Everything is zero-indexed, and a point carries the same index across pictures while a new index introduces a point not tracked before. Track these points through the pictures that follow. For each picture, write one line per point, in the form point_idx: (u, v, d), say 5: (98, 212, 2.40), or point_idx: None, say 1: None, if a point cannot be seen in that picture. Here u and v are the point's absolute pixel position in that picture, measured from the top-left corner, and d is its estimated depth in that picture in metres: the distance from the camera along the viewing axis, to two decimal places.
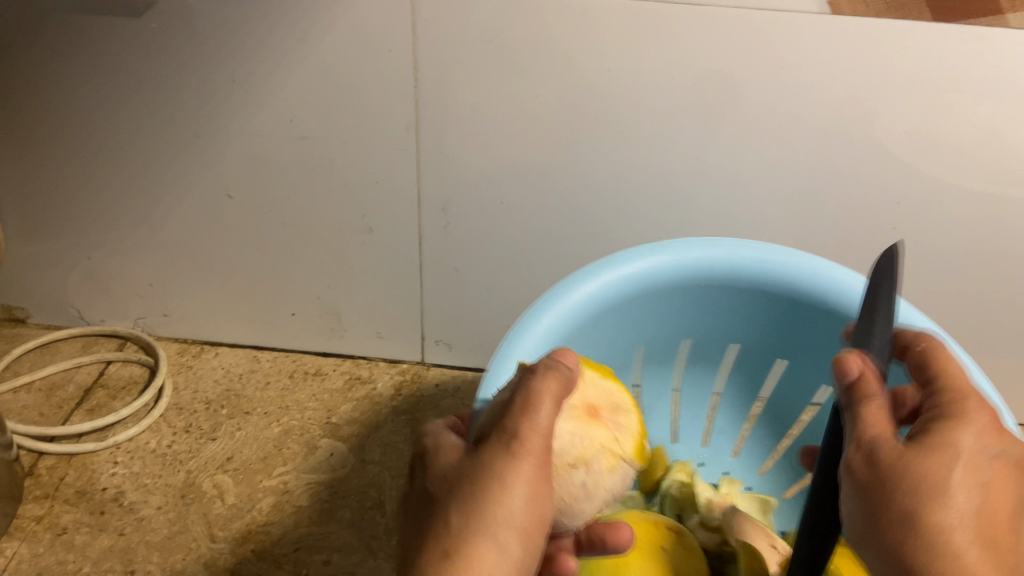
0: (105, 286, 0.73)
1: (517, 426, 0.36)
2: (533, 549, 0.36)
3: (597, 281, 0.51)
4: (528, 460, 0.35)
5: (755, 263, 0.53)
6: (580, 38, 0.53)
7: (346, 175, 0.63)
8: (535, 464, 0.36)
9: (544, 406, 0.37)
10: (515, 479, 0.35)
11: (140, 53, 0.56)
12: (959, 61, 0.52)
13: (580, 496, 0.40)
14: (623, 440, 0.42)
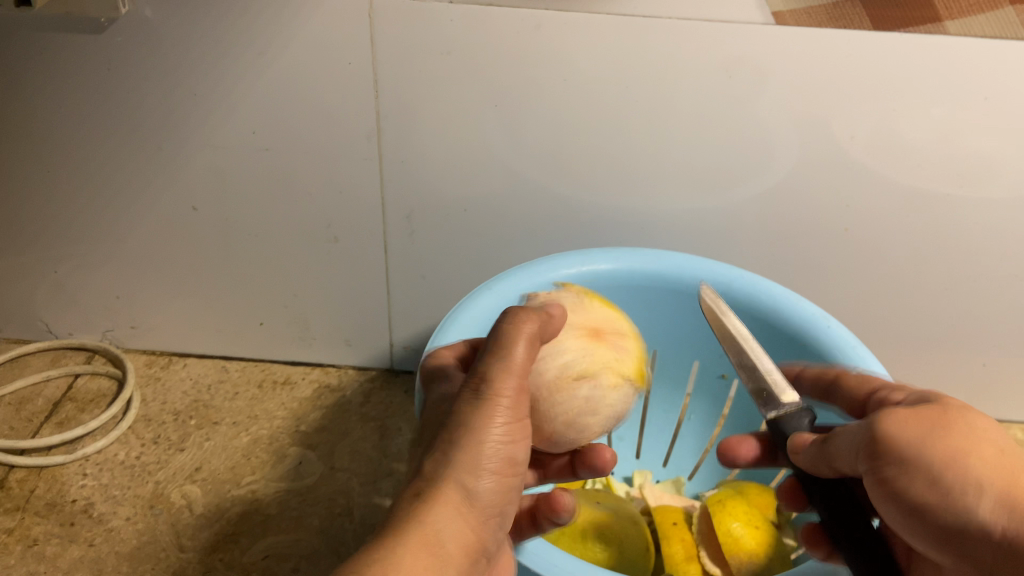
0: (73, 298, 0.73)
1: (489, 367, 0.34)
2: (510, 486, 0.35)
3: (512, 286, 0.58)
4: (499, 412, 0.34)
5: (652, 269, 0.61)
6: (533, 50, 0.54)
7: (309, 185, 0.64)
8: (505, 414, 0.34)
9: (521, 346, 0.35)
10: (485, 432, 0.33)
11: (100, 69, 0.57)
12: (903, 67, 0.53)
13: (585, 410, 0.40)
14: (626, 361, 0.42)
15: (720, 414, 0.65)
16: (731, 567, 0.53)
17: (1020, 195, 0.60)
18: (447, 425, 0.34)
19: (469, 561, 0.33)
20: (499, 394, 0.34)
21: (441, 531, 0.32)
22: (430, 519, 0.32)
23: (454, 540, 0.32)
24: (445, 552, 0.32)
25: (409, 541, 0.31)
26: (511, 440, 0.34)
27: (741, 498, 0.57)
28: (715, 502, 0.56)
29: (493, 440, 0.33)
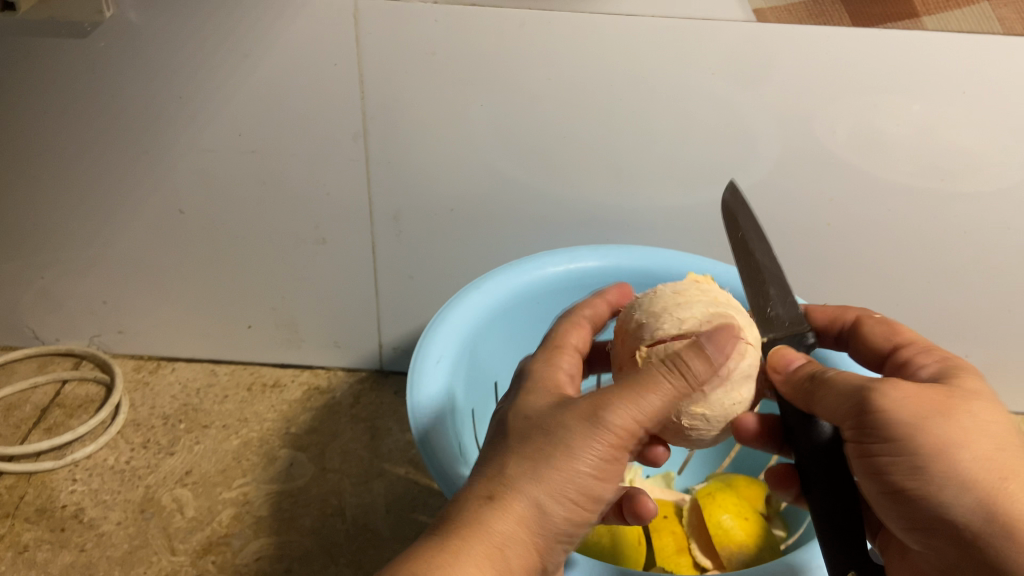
0: (59, 305, 0.73)
1: (613, 406, 0.35)
2: (585, 519, 0.36)
3: (496, 284, 0.58)
4: (597, 446, 0.35)
5: (639, 263, 0.61)
6: (518, 50, 0.55)
7: (296, 188, 0.64)
8: (610, 449, 0.35)
9: (652, 397, 0.36)
10: (577, 463, 0.35)
11: (84, 74, 0.57)
12: (881, 62, 0.54)
13: (724, 406, 0.40)
14: (770, 371, 0.42)
15: None
16: (722, 559, 0.53)
17: (999, 187, 0.61)
18: (545, 448, 0.35)
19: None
20: (606, 433, 0.35)
21: (507, 544, 0.34)
22: (496, 528, 0.34)
23: (518, 556, 0.34)
24: (506, 566, 0.33)
25: (475, 548, 0.33)
26: (604, 475, 0.35)
27: (730, 490, 0.58)
28: (705, 495, 0.57)
29: (584, 473, 0.35)
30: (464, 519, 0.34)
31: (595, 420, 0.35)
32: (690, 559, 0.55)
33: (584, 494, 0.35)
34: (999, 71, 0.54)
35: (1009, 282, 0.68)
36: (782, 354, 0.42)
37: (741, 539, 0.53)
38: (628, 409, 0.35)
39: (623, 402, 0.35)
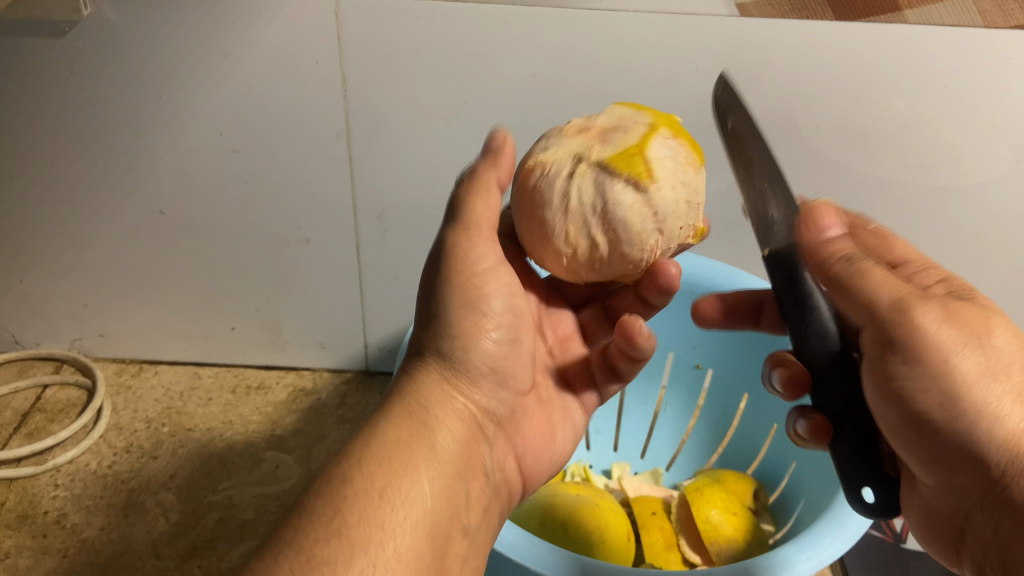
0: (39, 308, 0.72)
1: (450, 259, 0.41)
2: (495, 368, 0.42)
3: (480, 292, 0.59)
4: (468, 290, 0.40)
5: None
6: (502, 45, 0.54)
7: (279, 187, 0.63)
8: (475, 284, 0.41)
9: (476, 201, 0.41)
10: (456, 313, 0.40)
11: (63, 73, 0.56)
12: (864, 56, 0.54)
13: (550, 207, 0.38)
14: (609, 145, 0.38)
15: (697, 403, 0.66)
16: (711, 554, 0.53)
17: (984, 180, 0.61)
18: (426, 317, 0.42)
19: (464, 426, 0.40)
20: (462, 269, 0.40)
21: (429, 405, 0.39)
22: (418, 390, 0.40)
23: (442, 409, 0.39)
24: (431, 419, 0.38)
25: (396, 415, 0.38)
26: (482, 312, 0.41)
27: (717, 485, 0.57)
28: (693, 490, 0.57)
29: (463, 318, 0.41)
30: (390, 396, 0.40)
31: (453, 261, 0.41)
32: (679, 555, 0.55)
33: (472, 338, 0.41)
34: (982, 65, 0.54)
35: (994, 276, 0.68)
36: (820, 214, 0.39)
37: (729, 535, 0.53)
38: (478, 206, 0.41)
39: (456, 230, 0.41)
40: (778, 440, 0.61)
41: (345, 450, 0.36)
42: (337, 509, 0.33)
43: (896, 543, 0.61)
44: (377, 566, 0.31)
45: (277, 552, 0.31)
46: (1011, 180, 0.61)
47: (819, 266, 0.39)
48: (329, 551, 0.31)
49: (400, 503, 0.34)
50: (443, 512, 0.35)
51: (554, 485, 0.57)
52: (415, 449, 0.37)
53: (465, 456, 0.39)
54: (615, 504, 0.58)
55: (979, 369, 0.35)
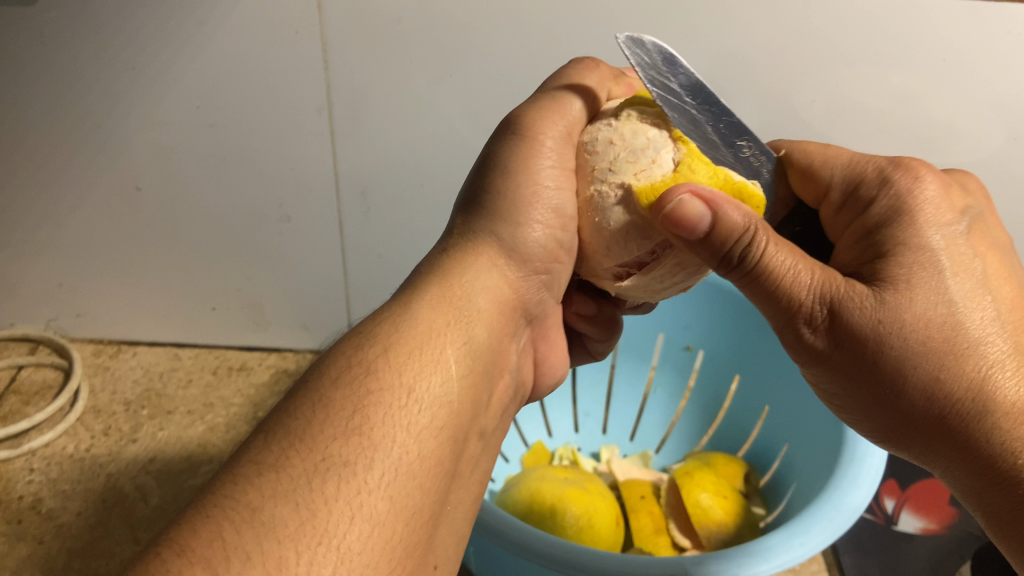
0: (12, 287, 0.70)
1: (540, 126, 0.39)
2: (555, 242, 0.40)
3: None
4: (537, 179, 0.38)
5: None
6: (489, 18, 0.53)
7: (259, 163, 0.61)
8: (539, 177, 0.38)
9: (545, 120, 0.39)
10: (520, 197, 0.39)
11: (33, 42, 0.54)
12: (861, 30, 0.53)
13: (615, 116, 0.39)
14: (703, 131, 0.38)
15: (686, 385, 0.65)
16: (701, 538, 0.52)
17: (981, 158, 0.60)
18: (481, 192, 0.40)
19: (500, 315, 0.39)
20: (533, 157, 0.38)
21: (473, 286, 0.37)
22: (470, 264, 0.38)
23: (486, 296, 0.38)
24: (474, 307, 0.37)
25: (433, 296, 0.36)
26: (546, 205, 0.39)
27: (707, 468, 0.57)
28: (683, 474, 0.56)
29: (524, 205, 0.39)
30: (441, 268, 0.38)
31: (523, 150, 0.39)
32: (668, 539, 0.53)
33: (527, 229, 0.39)
34: (981, 41, 0.53)
35: None
36: (683, 216, 0.32)
37: (720, 518, 0.52)
38: (544, 118, 0.39)
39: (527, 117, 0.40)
40: (770, 421, 0.60)
41: (374, 330, 0.34)
42: (355, 407, 0.30)
43: (887, 525, 0.60)
44: (396, 471, 0.29)
45: (282, 446, 0.28)
46: (1008, 155, 0.60)
47: (712, 254, 0.34)
48: (346, 451, 0.28)
49: (426, 401, 0.32)
50: (468, 412, 0.34)
51: (541, 470, 0.56)
52: (450, 335, 0.35)
53: (493, 350, 0.38)
54: (605, 488, 0.57)
55: (943, 319, 0.35)
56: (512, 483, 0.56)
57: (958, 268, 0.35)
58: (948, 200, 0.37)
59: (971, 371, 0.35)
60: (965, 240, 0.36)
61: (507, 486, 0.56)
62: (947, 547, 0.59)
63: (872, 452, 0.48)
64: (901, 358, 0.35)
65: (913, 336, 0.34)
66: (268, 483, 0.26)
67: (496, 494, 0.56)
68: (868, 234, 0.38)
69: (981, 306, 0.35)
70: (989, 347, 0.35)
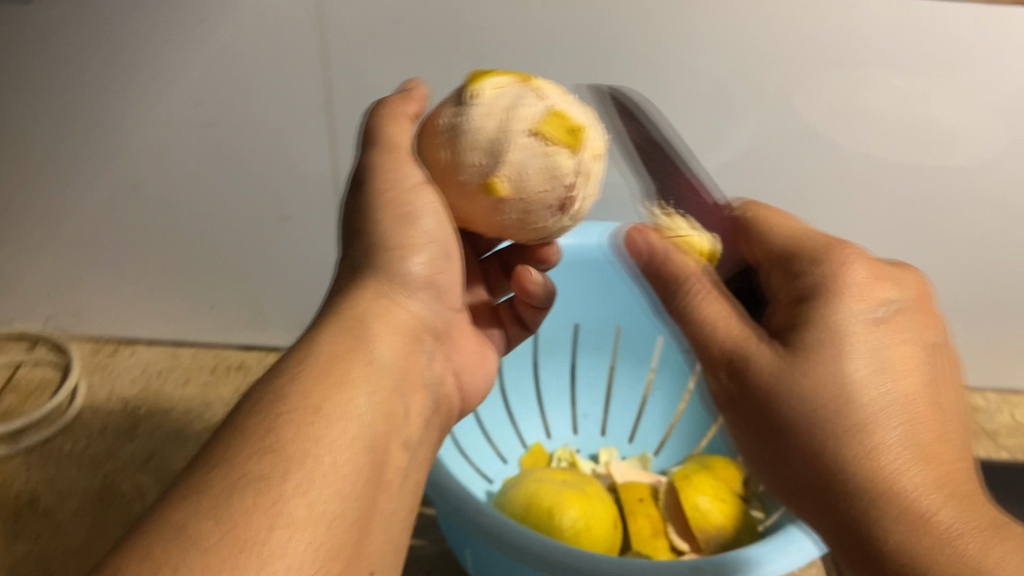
0: (11, 285, 0.70)
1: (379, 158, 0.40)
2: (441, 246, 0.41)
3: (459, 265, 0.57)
4: (405, 195, 0.39)
5: None
6: (489, 16, 0.53)
7: (258, 162, 0.61)
8: (405, 197, 0.39)
9: (391, 125, 0.41)
10: (393, 218, 0.40)
11: (31, 40, 0.53)
12: (863, 32, 0.53)
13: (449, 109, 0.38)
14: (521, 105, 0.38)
15: (686, 387, 0.65)
16: (699, 542, 0.52)
17: (984, 159, 0.60)
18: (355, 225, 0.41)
19: (404, 340, 0.39)
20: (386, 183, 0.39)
21: (367, 330, 0.38)
22: (360, 291, 0.39)
23: (382, 320, 0.39)
24: (371, 331, 0.38)
25: (334, 331, 0.37)
26: (418, 221, 0.40)
27: (706, 471, 0.57)
28: (682, 477, 0.56)
29: (402, 226, 0.40)
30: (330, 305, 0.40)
31: (377, 177, 0.40)
32: (666, 542, 0.53)
33: (403, 253, 0.40)
34: (983, 43, 0.53)
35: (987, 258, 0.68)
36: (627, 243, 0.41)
37: (718, 522, 0.52)
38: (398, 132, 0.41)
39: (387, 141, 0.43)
40: None
41: (278, 367, 0.35)
42: (270, 427, 0.31)
43: None
44: (314, 480, 0.30)
45: (200, 471, 0.29)
46: (1010, 158, 0.59)
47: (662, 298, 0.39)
48: (263, 468, 0.29)
49: (337, 418, 0.32)
50: (385, 432, 0.35)
51: (540, 471, 0.56)
52: (354, 364, 0.35)
53: (403, 370, 0.38)
54: (604, 489, 0.57)
55: (843, 384, 0.32)
56: (511, 484, 0.56)
57: (869, 349, 0.33)
58: (879, 287, 0.35)
59: (867, 456, 0.31)
60: (881, 330, 0.33)
61: (505, 487, 0.56)
62: None
63: None
64: (795, 417, 0.33)
65: (818, 401, 0.32)
66: (193, 504, 0.28)
67: (495, 495, 0.56)
68: (795, 299, 0.36)
69: (884, 390, 0.32)
70: (880, 427, 0.31)
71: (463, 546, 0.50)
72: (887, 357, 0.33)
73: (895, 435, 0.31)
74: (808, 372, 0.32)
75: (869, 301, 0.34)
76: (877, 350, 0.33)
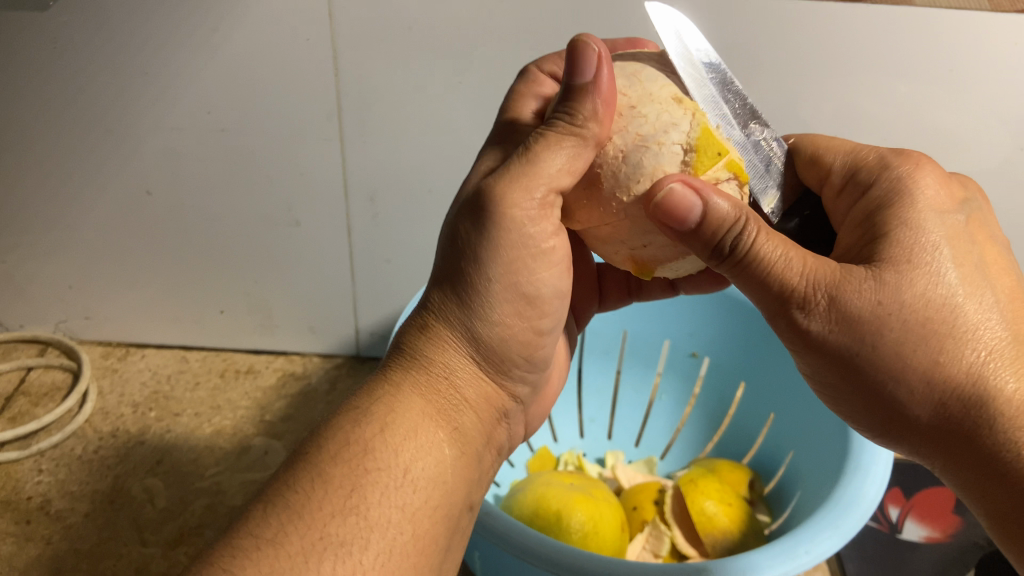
0: (22, 289, 0.71)
1: (511, 200, 0.34)
2: (541, 308, 0.39)
3: None
4: (514, 266, 0.36)
5: None
6: (498, 25, 0.53)
7: (268, 168, 0.62)
8: (521, 260, 0.36)
9: (558, 158, 0.34)
10: (500, 285, 0.36)
11: (46, 47, 0.54)
12: (868, 39, 0.53)
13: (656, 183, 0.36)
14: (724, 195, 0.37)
15: (692, 392, 0.65)
16: (706, 546, 0.53)
17: (988, 167, 0.60)
18: (455, 277, 0.36)
19: (485, 403, 0.38)
20: (505, 230, 0.35)
21: (457, 377, 0.37)
22: (453, 356, 0.37)
23: (467, 383, 0.37)
24: (457, 395, 0.36)
25: (416, 384, 0.35)
26: (522, 291, 0.38)
27: (712, 475, 0.57)
28: (687, 481, 0.56)
29: (507, 290, 0.37)
30: (406, 343, 0.37)
31: (501, 231, 0.35)
32: (672, 547, 0.54)
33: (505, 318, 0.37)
34: (986, 52, 0.53)
35: None
36: (672, 204, 0.33)
37: (725, 526, 0.52)
38: (559, 160, 0.34)
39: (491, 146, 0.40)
40: (774, 429, 0.60)
41: (362, 405, 0.34)
42: (354, 485, 0.31)
43: (892, 534, 0.60)
44: (390, 551, 0.30)
45: (280, 519, 0.30)
46: (1014, 166, 0.60)
47: (705, 244, 0.35)
48: (343, 531, 0.30)
49: (419, 482, 0.33)
50: (462, 490, 0.35)
51: (547, 475, 0.57)
52: (438, 423, 0.35)
53: (481, 434, 0.38)
54: (609, 492, 0.57)
55: (946, 302, 0.35)
56: (517, 488, 0.56)
57: (959, 255, 0.36)
58: (949, 188, 0.38)
59: (967, 359, 0.35)
60: (965, 228, 0.37)
61: (512, 491, 0.57)
62: (953, 555, 0.59)
63: (878, 458, 0.48)
64: (899, 341, 0.35)
65: (920, 318, 0.35)
66: (266, 560, 0.28)
67: (501, 500, 0.57)
68: (868, 217, 0.38)
69: (986, 299, 0.35)
70: (983, 327, 0.35)
71: (472, 548, 0.50)
72: (978, 258, 0.36)
73: (1004, 335, 0.35)
74: (909, 289, 0.35)
75: (950, 211, 0.37)
76: (964, 251, 0.36)
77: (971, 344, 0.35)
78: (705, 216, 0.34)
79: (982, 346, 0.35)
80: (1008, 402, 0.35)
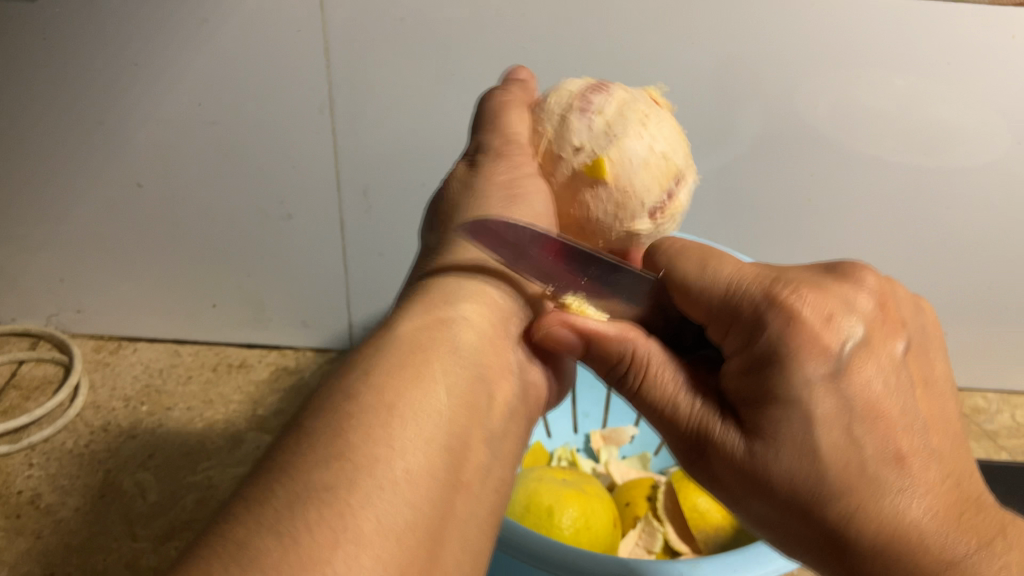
0: (13, 281, 0.70)
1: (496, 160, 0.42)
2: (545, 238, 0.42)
3: None
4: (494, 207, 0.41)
5: None
6: (491, 15, 0.53)
7: (260, 161, 0.61)
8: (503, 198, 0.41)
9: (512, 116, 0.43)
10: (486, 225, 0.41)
11: (36, 39, 0.54)
12: (862, 34, 0.53)
13: (573, 120, 0.40)
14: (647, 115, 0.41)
15: None
16: (699, 542, 0.52)
17: (986, 161, 0.59)
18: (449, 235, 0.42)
19: (490, 335, 0.37)
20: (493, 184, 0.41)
21: (452, 310, 0.37)
22: (455, 286, 0.38)
23: (469, 317, 0.37)
24: (459, 329, 0.36)
25: (416, 325, 0.35)
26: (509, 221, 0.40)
27: None
28: (680, 477, 0.56)
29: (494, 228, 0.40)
30: (421, 294, 0.38)
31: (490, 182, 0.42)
32: (665, 543, 0.53)
33: None
34: (982, 46, 0.53)
35: (990, 259, 0.67)
36: (551, 336, 0.37)
37: (716, 522, 0.52)
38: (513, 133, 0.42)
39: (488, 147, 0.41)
40: None
41: (360, 361, 0.33)
42: (339, 431, 0.29)
43: None
44: (382, 490, 0.27)
45: (268, 478, 0.27)
46: (1011, 163, 0.59)
47: (605, 371, 0.36)
48: (331, 477, 0.27)
49: (412, 418, 0.31)
50: (462, 425, 0.32)
51: (540, 470, 0.56)
52: (433, 357, 0.34)
53: (485, 367, 0.36)
54: (603, 489, 0.57)
55: (806, 460, 0.29)
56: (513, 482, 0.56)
57: (834, 413, 0.29)
58: (828, 312, 0.31)
59: (839, 519, 0.29)
60: (851, 368, 0.30)
61: None
62: None
63: None
64: (765, 495, 0.31)
65: (794, 485, 0.30)
66: (255, 519, 0.25)
67: None
68: (746, 361, 0.31)
69: (872, 447, 0.29)
70: (869, 474, 0.29)
71: None
72: (855, 407, 0.30)
73: (898, 492, 0.29)
74: (773, 451, 0.30)
75: (849, 361, 0.30)
76: (843, 404, 0.30)
77: (857, 505, 0.29)
78: (581, 337, 0.36)
79: (852, 513, 0.29)
80: (881, 567, 0.29)
